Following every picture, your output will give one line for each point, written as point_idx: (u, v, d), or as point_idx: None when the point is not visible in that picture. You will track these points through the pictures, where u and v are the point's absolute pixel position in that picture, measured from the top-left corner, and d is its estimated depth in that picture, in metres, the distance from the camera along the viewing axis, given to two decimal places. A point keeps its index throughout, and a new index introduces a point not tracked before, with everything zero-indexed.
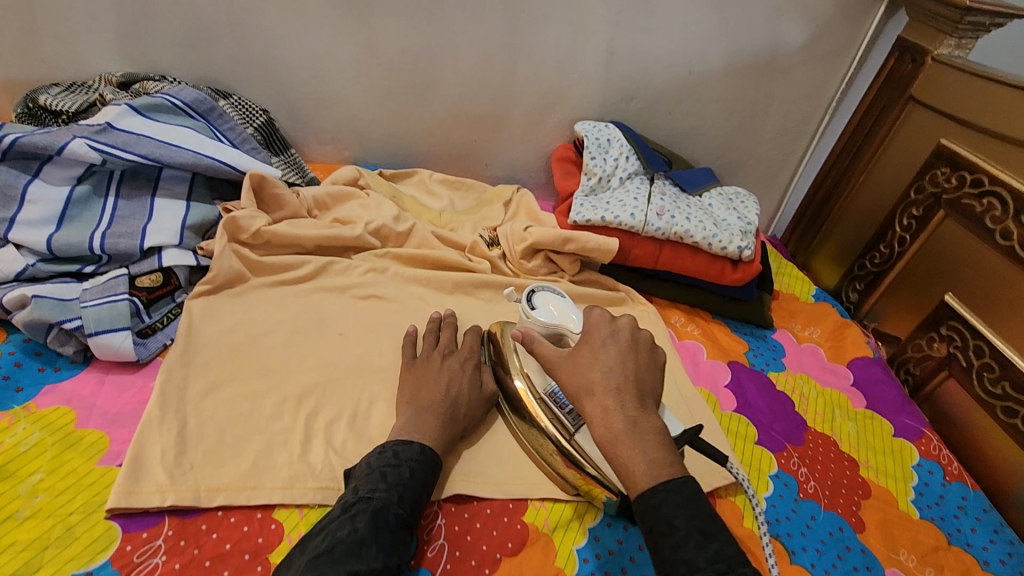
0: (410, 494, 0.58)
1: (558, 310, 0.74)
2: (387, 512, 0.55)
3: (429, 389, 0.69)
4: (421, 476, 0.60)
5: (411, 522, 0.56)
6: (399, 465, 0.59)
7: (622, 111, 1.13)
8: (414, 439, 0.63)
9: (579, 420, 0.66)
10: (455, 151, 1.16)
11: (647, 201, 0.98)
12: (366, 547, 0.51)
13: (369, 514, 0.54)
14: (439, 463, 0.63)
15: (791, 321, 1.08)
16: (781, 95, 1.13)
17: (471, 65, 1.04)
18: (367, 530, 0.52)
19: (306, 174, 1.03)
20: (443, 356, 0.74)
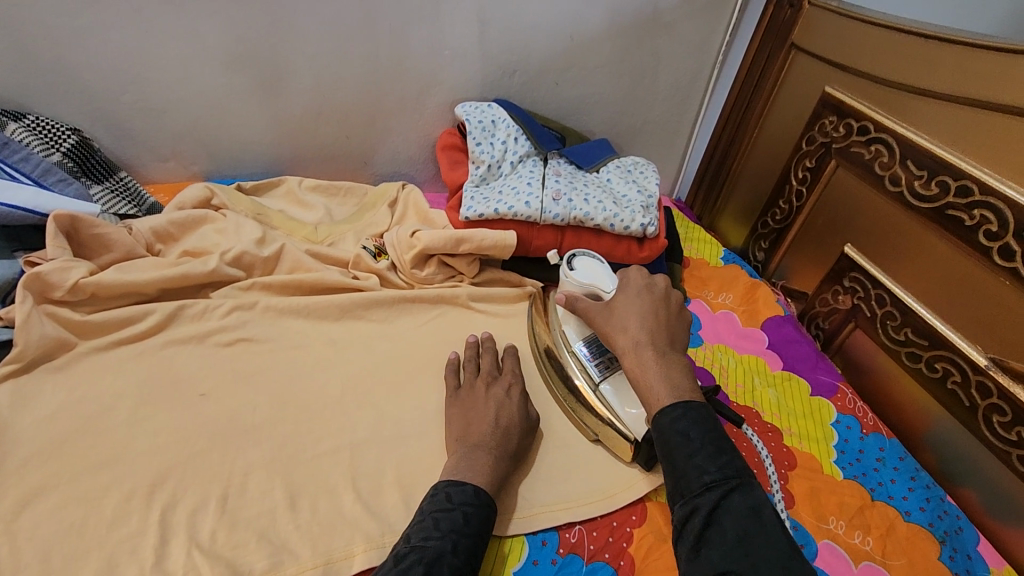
0: (467, 543, 0.54)
1: (598, 273, 0.75)
2: (443, 563, 0.51)
3: (478, 424, 0.65)
4: (478, 522, 0.56)
5: (467, 574, 0.52)
6: (454, 511, 0.55)
7: (506, 87, 1.03)
8: (467, 480, 0.59)
9: (604, 372, 0.70)
10: (326, 151, 1.02)
11: (541, 185, 0.90)
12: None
13: (426, 568, 0.50)
14: (494, 507, 0.59)
15: (704, 289, 1.06)
16: (669, 54, 1.07)
17: (327, 52, 0.90)
18: None
19: (144, 201, 0.87)
20: (486, 385, 0.71)
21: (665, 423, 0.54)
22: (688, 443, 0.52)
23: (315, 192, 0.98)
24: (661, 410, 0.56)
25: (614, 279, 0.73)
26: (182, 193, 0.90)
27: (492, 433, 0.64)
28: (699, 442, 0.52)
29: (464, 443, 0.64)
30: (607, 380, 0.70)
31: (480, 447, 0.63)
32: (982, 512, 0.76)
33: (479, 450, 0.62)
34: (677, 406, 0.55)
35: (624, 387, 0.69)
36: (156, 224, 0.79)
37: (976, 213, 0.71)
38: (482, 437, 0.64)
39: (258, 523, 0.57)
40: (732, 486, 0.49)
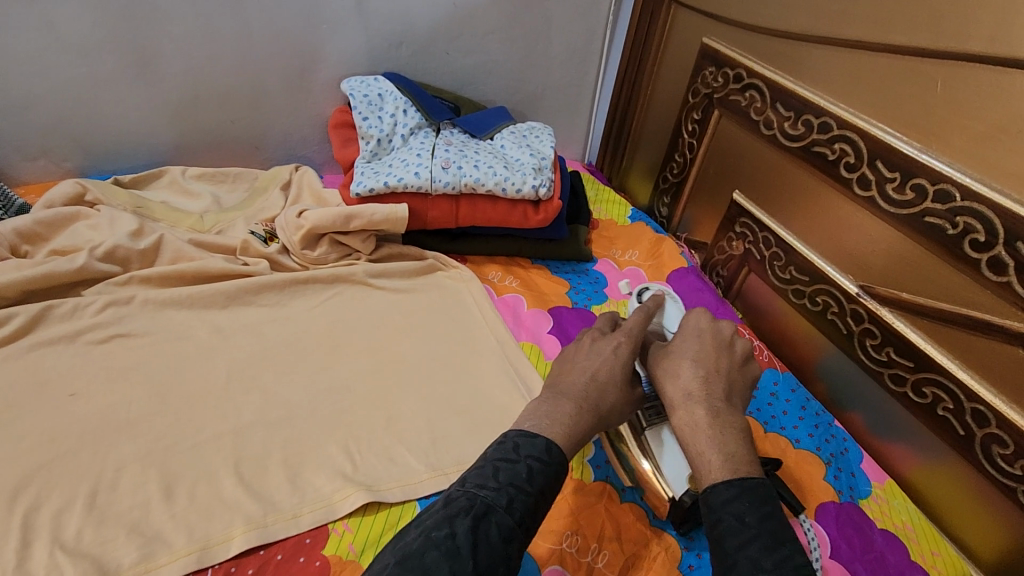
0: (523, 503, 0.48)
1: (663, 309, 0.76)
2: (494, 518, 0.46)
3: (572, 376, 0.62)
4: (543, 478, 0.51)
5: (517, 537, 0.47)
6: (519, 463, 0.51)
7: (394, 60, 1.01)
8: (540, 433, 0.54)
9: (654, 418, 0.66)
10: (213, 138, 0.98)
11: (431, 155, 0.89)
12: (464, 561, 0.43)
13: (472, 521, 0.45)
14: (565, 468, 0.53)
15: (612, 248, 1.07)
16: (558, 17, 1.07)
17: (195, 34, 0.87)
18: (465, 539, 0.44)
19: (10, 203, 0.83)
20: (592, 339, 0.68)
21: (716, 503, 0.51)
22: (743, 528, 0.48)
23: (201, 179, 0.94)
24: (713, 487, 0.52)
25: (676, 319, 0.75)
26: (52, 190, 0.85)
27: (582, 384, 0.61)
28: (757, 530, 0.47)
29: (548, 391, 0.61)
30: (654, 426, 0.66)
31: (565, 397, 0.59)
32: (868, 434, 0.79)
33: (562, 400, 0.59)
34: (730, 485, 0.51)
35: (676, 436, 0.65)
36: (17, 224, 0.76)
37: (836, 147, 0.74)
38: (580, 382, 0.61)
39: (132, 516, 0.56)
40: None
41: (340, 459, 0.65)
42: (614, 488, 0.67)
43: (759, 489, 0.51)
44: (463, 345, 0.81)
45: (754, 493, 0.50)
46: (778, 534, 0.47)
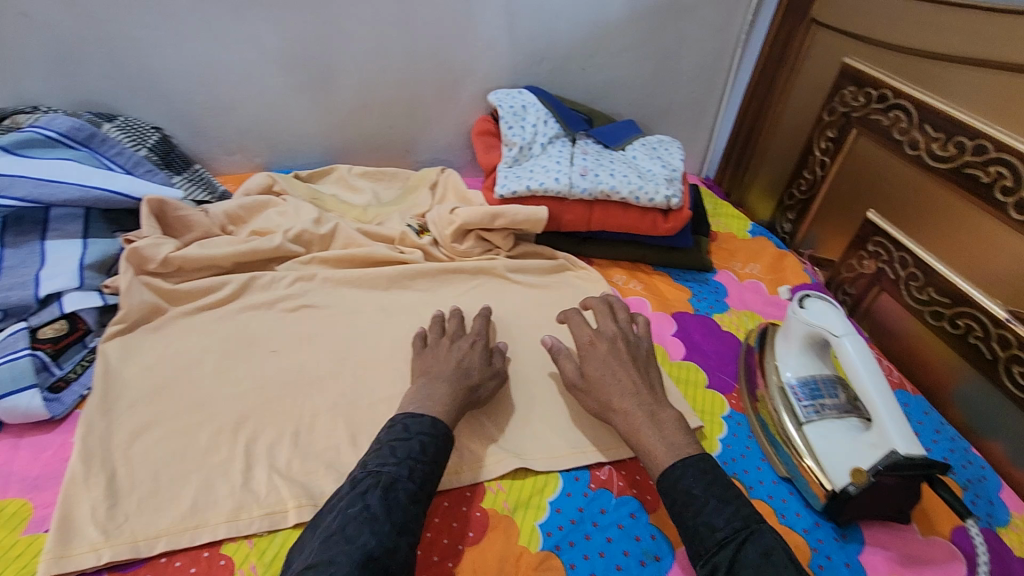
0: (422, 471, 0.57)
1: (828, 314, 0.76)
2: (397, 487, 0.54)
3: (442, 364, 0.69)
4: (431, 450, 0.59)
5: (422, 497, 0.55)
6: (403, 442, 0.59)
7: (535, 74, 1.10)
8: (425, 412, 0.62)
9: (813, 415, 0.73)
10: (372, 140, 1.11)
11: (570, 163, 0.96)
12: (382, 521, 0.51)
13: (381, 492, 0.53)
14: (451, 438, 0.62)
15: (732, 260, 1.10)
16: (692, 35, 1.12)
17: (369, 50, 0.99)
18: (379, 507, 0.52)
19: (215, 189, 0.97)
20: (452, 340, 0.74)
21: (669, 485, 0.59)
22: (693, 500, 0.58)
23: (362, 177, 1.07)
24: (663, 469, 0.61)
25: (847, 325, 0.73)
26: (247, 181, 1.00)
27: (454, 371, 0.68)
28: (704, 498, 0.57)
29: (423, 377, 0.68)
30: (814, 422, 0.73)
31: (437, 382, 0.67)
32: (1008, 464, 0.77)
33: (437, 382, 0.67)
34: (680, 463, 0.60)
35: (835, 433, 0.71)
36: (230, 206, 0.90)
37: (992, 169, 0.74)
38: (436, 372, 0.68)
39: (327, 456, 0.66)
40: (741, 539, 0.54)
41: (490, 429, 0.72)
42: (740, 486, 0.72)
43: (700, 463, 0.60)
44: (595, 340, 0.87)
45: (701, 466, 0.60)
46: (725, 494, 0.58)
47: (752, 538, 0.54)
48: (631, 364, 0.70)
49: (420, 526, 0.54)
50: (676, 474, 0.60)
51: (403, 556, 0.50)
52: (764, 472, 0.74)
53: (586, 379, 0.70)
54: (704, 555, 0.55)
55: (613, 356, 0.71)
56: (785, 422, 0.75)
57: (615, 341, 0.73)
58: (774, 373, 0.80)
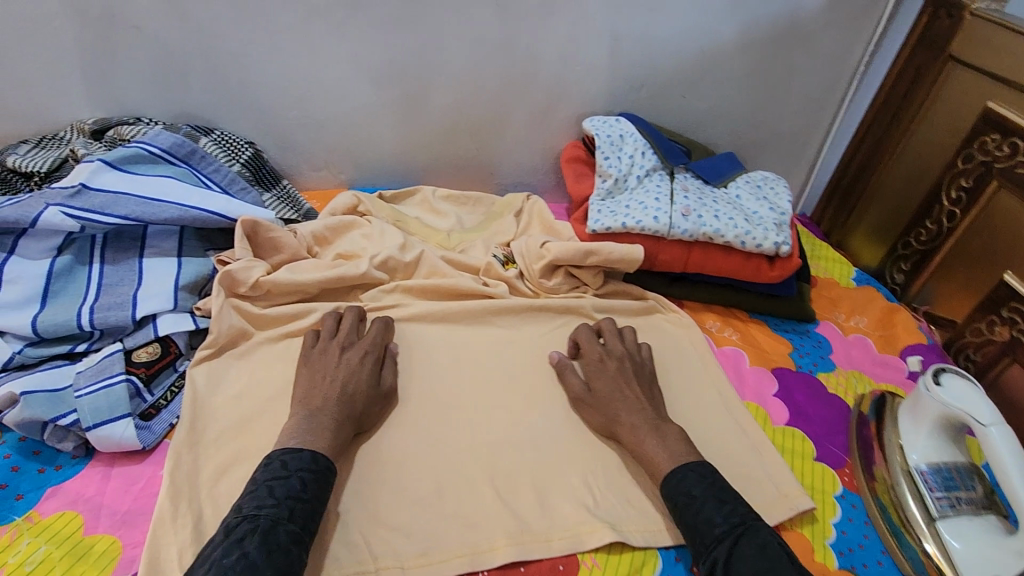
0: (304, 509, 0.54)
1: (967, 396, 0.68)
2: (280, 529, 0.52)
3: (324, 387, 0.65)
4: (316, 487, 0.57)
5: (305, 537, 0.53)
6: (291, 479, 0.56)
7: (632, 101, 1.04)
8: (305, 446, 0.59)
9: (948, 510, 0.67)
10: (457, 162, 1.08)
11: (670, 200, 0.90)
12: (260, 568, 0.48)
13: (260, 537, 0.50)
14: (334, 469, 0.60)
15: (834, 310, 1.01)
16: (805, 65, 1.04)
17: (464, 71, 0.96)
18: (258, 552, 0.49)
19: (301, 207, 0.96)
20: (340, 349, 0.71)
21: (671, 489, 0.62)
22: (693, 501, 0.60)
23: (446, 199, 1.04)
24: (668, 477, 0.63)
25: (992, 410, 0.66)
26: (333, 200, 0.98)
27: (337, 396, 0.65)
28: (703, 499, 0.60)
29: (308, 409, 0.63)
30: (948, 518, 0.66)
31: (323, 413, 0.63)
32: None
33: (323, 413, 0.63)
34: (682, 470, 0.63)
35: (974, 535, 0.65)
36: (316, 227, 0.88)
37: None
38: (323, 403, 0.64)
39: (412, 510, 0.62)
40: (738, 535, 0.56)
41: (581, 491, 0.67)
42: None
43: (702, 467, 0.63)
44: (690, 395, 0.81)
45: (698, 471, 0.62)
46: (722, 495, 0.60)
47: (749, 533, 0.57)
48: (634, 384, 0.72)
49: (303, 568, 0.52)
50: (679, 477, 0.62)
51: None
52: (885, 568, 0.66)
53: (593, 394, 0.73)
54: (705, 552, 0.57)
55: (619, 377, 0.73)
56: (914, 512, 0.68)
57: (605, 359, 0.75)
58: (898, 454, 0.73)
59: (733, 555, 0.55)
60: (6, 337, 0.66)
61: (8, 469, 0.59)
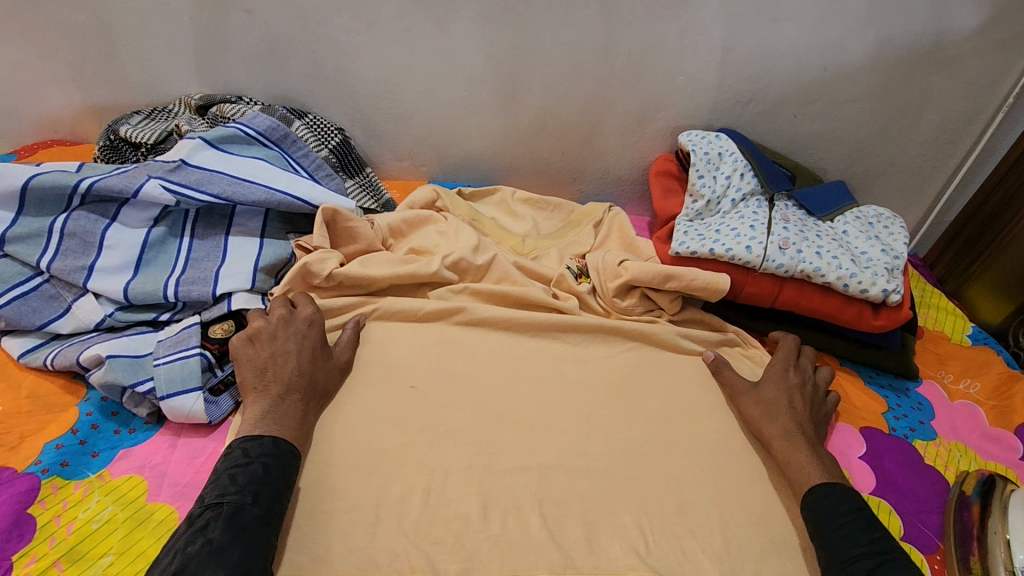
0: (269, 492, 0.55)
1: None
2: (245, 513, 0.52)
3: (282, 374, 0.65)
4: (283, 470, 0.58)
5: (273, 519, 0.54)
6: (256, 463, 0.57)
7: (736, 117, 0.96)
8: (266, 433, 0.59)
9: None
10: (540, 165, 1.04)
11: (767, 230, 0.83)
12: (225, 552, 0.49)
13: (224, 523, 0.51)
14: (297, 452, 0.60)
15: (939, 369, 0.90)
16: (942, 91, 0.92)
17: (562, 73, 0.92)
18: (222, 538, 0.50)
19: (382, 196, 0.96)
20: (279, 329, 0.69)
21: (815, 500, 0.62)
22: (837, 517, 0.60)
23: (524, 202, 1.01)
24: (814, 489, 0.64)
25: None
26: (412, 193, 0.97)
27: (295, 380, 0.65)
28: (851, 517, 0.60)
29: (273, 398, 0.63)
30: None
31: (288, 400, 0.63)
32: None
33: (286, 402, 0.63)
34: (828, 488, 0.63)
35: None
36: (393, 219, 0.89)
37: None
38: (282, 393, 0.63)
39: (455, 525, 0.61)
40: (881, 559, 0.56)
41: (632, 534, 0.63)
42: None
43: (849, 493, 0.63)
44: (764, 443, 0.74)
45: (844, 494, 0.62)
46: (870, 522, 0.60)
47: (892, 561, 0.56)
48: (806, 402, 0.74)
49: (272, 549, 0.52)
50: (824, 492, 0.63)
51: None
52: None
53: (761, 392, 0.75)
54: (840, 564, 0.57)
55: (796, 389, 0.75)
56: None
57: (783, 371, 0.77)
58: (1001, 547, 0.65)
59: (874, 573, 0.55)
60: (100, 299, 0.69)
61: (88, 426, 0.62)
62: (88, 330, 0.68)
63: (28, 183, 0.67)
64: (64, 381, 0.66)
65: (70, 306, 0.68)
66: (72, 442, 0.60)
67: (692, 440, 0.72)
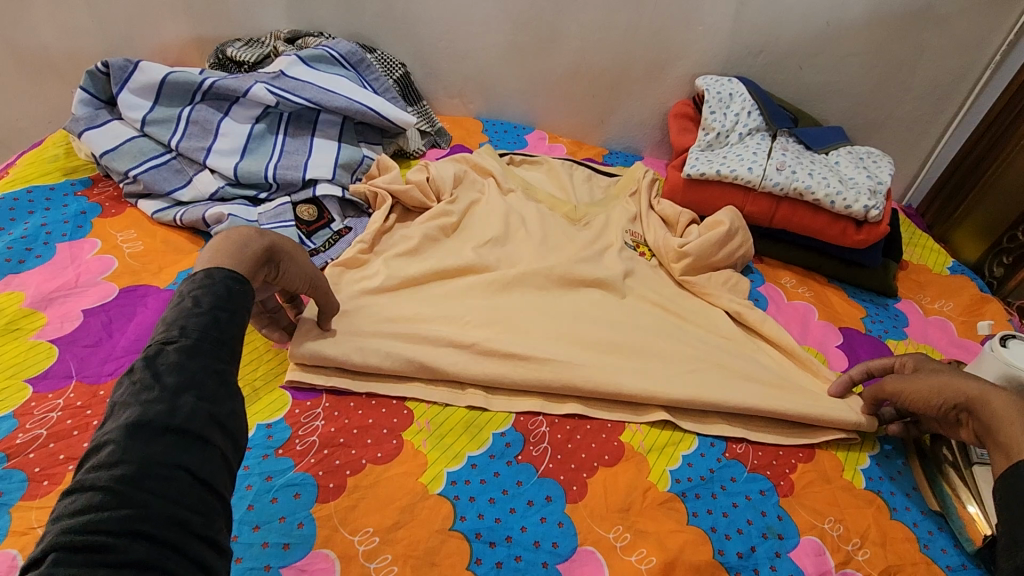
0: (198, 320, 0.44)
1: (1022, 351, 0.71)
2: (162, 349, 0.42)
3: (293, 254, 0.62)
4: (218, 299, 0.46)
5: (204, 345, 0.43)
6: (185, 298, 0.46)
7: (748, 67, 1.10)
8: (199, 269, 0.49)
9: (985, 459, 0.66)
10: (573, 107, 1.18)
11: (767, 156, 0.96)
12: (141, 393, 0.39)
13: (144, 361, 0.41)
14: (240, 276, 0.49)
15: (919, 292, 1.02)
16: (934, 48, 1.04)
17: (598, 20, 1.06)
18: (139, 376, 0.40)
19: (435, 124, 1.11)
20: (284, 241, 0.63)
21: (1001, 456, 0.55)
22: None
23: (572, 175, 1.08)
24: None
25: None
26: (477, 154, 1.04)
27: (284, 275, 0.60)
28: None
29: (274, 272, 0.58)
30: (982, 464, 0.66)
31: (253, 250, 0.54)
32: None
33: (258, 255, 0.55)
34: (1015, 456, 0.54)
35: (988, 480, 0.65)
36: (446, 181, 0.94)
37: None
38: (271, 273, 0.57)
39: None
40: None
41: None
42: (886, 503, 0.67)
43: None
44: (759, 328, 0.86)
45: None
46: None
47: None
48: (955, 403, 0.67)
49: (218, 377, 0.42)
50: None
51: (193, 416, 0.39)
52: (913, 500, 0.69)
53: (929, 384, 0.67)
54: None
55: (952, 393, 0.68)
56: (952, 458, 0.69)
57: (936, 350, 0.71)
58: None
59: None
60: (215, 175, 0.86)
61: None
62: (205, 198, 0.84)
63: (166, 78, 0.85)
64: (188, 234, 0.82)
65: (192, 179, 0.85)
66: None
67: (696, 317, 0.85)
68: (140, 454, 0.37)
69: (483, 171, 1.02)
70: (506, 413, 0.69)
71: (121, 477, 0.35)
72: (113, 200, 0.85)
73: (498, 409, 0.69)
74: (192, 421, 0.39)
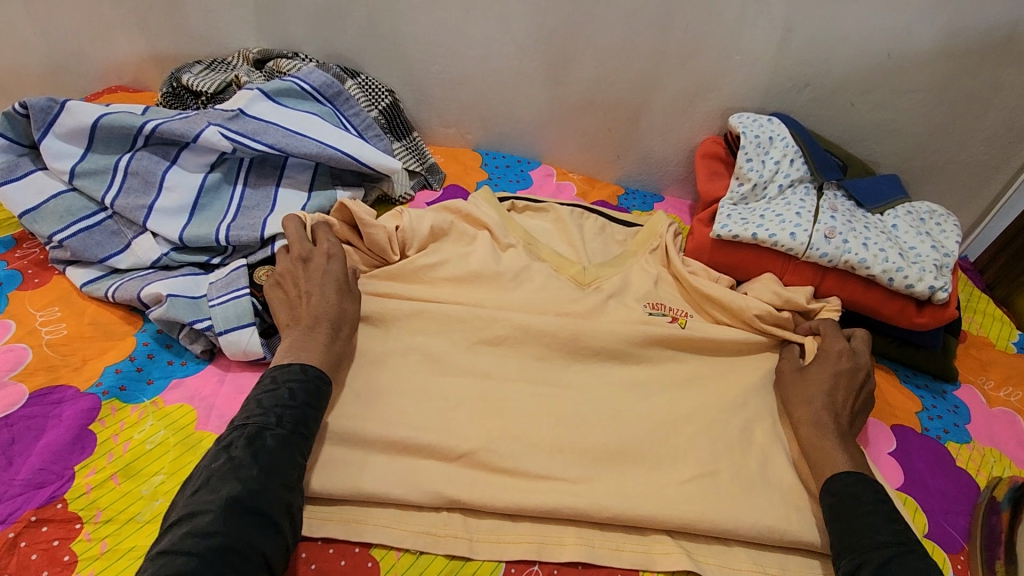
0: (292, 414, 0.54)
1: None
2: (262, 435, 0.51)
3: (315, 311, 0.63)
4: (309, 395, 0.56)
5: (294, 439, 0.53)
6: (280, 387, 0.55)
7: (790, 102, 0.94)
8: (295, 360, 0.59)
9: None
10: (585, 141, 1.03)
11: (814, 218, 0.81)
12: (243, 469, 0.48)
13: (245, 441, 0.50)
14: (327, 380, 0.59)
15: (981, 375, 0.88)
16: (1013, 87, 0.89)
17: (614, 44, 0.91)
18: (242, 455, 0.49)
19: (426, 160, 0.98)
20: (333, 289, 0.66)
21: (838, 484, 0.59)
22: (864, 503, 0.57)
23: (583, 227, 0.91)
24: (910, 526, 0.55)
25: None
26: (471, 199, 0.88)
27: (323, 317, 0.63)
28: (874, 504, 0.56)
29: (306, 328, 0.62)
30: None
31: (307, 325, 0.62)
32: None
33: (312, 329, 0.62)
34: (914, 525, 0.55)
35: None
36: (418, 236, 0.78)
37: None
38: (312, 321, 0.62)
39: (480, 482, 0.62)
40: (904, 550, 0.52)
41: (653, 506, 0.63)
42: None
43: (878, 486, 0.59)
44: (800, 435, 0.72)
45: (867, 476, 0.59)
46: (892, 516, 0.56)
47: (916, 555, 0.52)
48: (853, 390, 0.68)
49: (299, 470, 0.52)
50: (847, 482, 0.59)
51: (276, 501, 0.48)
52: None
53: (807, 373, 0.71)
54: (858, 547, 0.54)
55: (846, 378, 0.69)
56: None
57: (856, 352, 0.72)
58: None
59: (895, 559, 0.51)
60: (157, 238, 0.72)
61: (145, 355, 0.66)
62: (145, 267, 0.71)
63: (98, 121, 0.71)
64: (123, 313, 0.70)
65: (130, 243, 0.71)
66: (130, 368, 0.64)
67: None
68: (231, 528, 0.45)
69: (477, 222, 0.84)
70: (494, 562, 0.57)
71: (217, 546, 0.44)
72: (38, 267, 0.73)
73: (485, 558, 0.57)
74: (275, 505, 0.48)
